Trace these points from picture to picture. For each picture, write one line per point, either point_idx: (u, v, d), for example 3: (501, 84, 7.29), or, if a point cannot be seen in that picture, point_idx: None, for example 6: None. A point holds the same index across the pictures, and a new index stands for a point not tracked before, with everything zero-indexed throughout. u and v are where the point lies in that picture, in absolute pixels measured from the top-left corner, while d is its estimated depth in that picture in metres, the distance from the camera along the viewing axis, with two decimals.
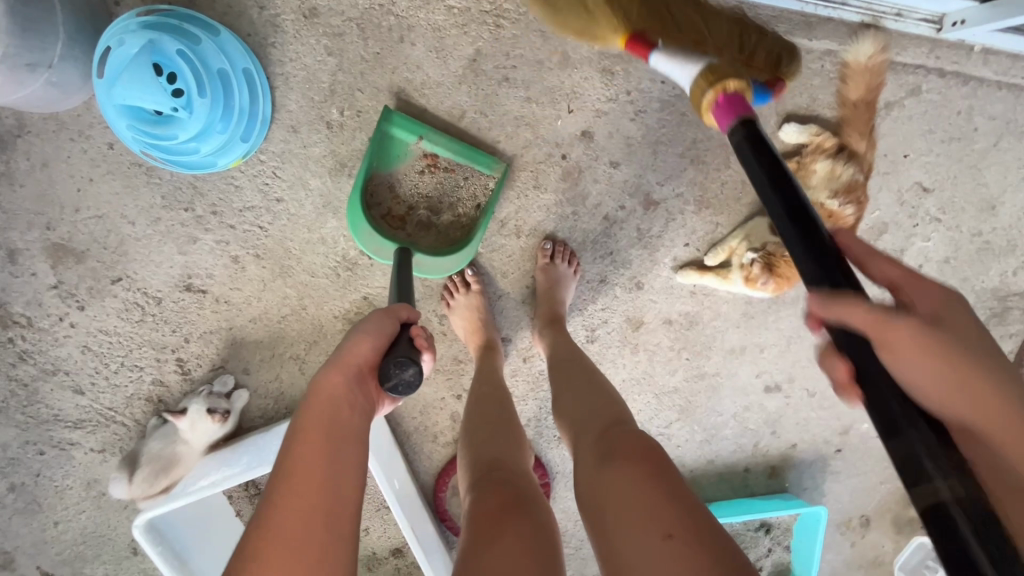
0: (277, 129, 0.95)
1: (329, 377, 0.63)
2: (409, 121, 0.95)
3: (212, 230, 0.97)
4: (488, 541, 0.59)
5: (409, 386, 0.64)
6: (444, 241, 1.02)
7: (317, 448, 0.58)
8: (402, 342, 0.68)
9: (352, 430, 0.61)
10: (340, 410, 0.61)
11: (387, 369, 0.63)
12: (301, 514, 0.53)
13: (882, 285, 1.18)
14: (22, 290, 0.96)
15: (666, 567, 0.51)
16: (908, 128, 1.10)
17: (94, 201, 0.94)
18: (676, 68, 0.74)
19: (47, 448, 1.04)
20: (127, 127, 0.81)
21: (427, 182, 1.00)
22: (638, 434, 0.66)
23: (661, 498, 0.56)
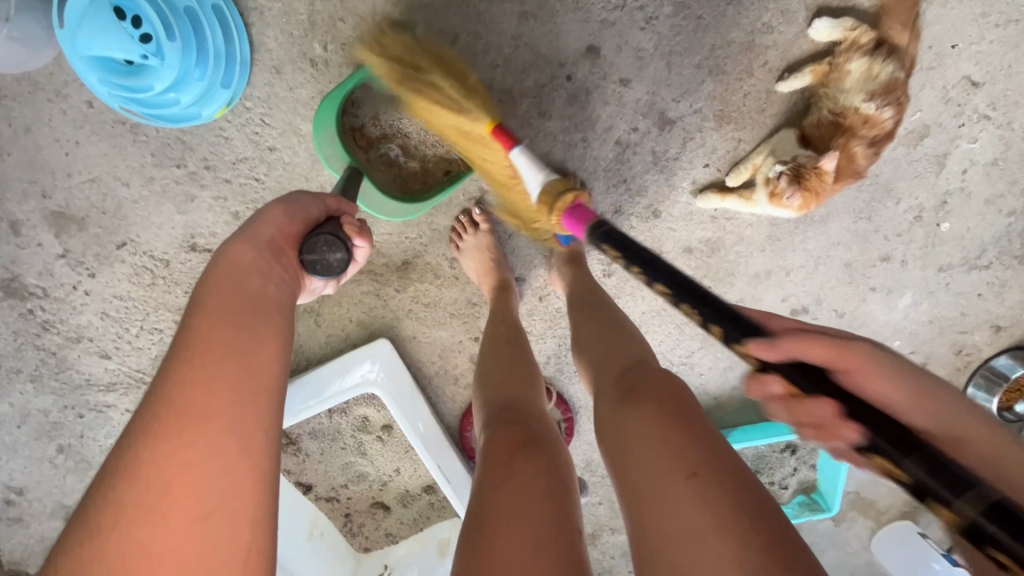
0: (259, 71, 0.89)
1: (241, 248, 0.63)
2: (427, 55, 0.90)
3: (208, 186, 0.94)
4: (501, 477, 0.60)
5: (328, 268, 0.68)
6: (397, 185, 0.98)
7: (232, 314, 0.58)
8: (333, 224, 0.70)
9: (265, 302, 0.61)
10: (251, 278, 0.61)
11: (318, 245, 0.67)
12: (227, 383, 0.54)
13: (921, 194, 1.10)
14: (31, 261, 0.96)
15: (683, 506, 0.51)
16: (956, 13, 0.98)
17: (84, 164, 0.91)
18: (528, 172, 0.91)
19: (86, 411, 1.08)
20: (100, 82, 0.76)
21: (411, 122, 0.95)
22: (660, 374, 0.64)
23: (683, 440, 0.55)
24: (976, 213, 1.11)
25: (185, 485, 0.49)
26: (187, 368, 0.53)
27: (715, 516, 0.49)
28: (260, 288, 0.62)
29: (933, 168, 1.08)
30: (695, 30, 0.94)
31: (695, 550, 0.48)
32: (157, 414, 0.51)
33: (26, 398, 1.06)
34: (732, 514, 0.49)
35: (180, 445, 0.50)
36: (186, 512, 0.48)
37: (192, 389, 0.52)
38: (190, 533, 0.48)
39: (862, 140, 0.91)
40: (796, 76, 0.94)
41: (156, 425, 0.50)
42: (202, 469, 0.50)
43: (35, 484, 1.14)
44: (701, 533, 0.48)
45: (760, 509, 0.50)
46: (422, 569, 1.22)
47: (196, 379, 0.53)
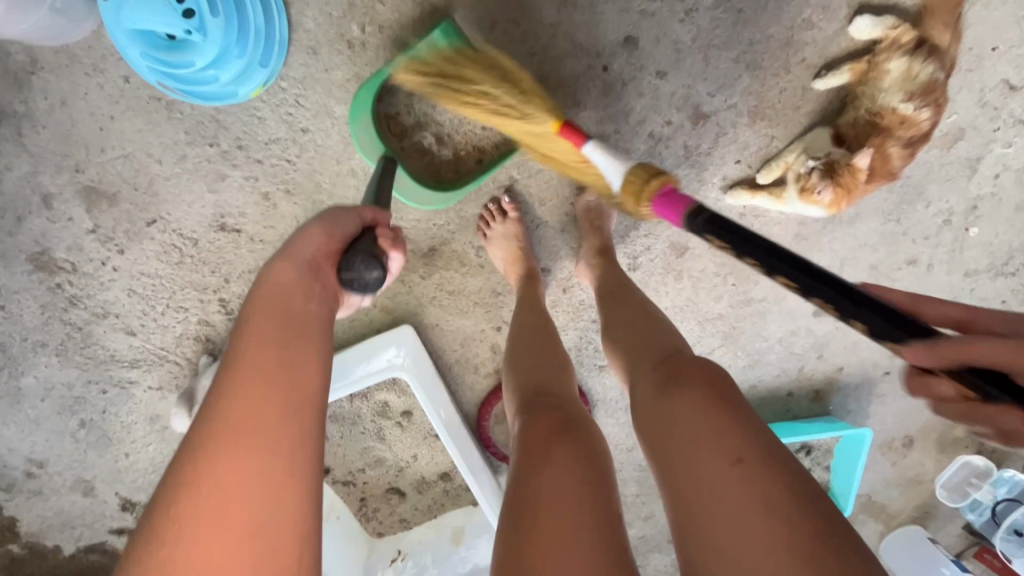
0: (296, 51, 0.88)
1: (285, 267, 0.66)
2: (463, 43, 0.89)
3: (240, 165, 0.94)
4: (540, 462, 0.60)
5: (365, 285, 0.68)
6: (430, 174, 0.98)
7: (275, 334, 0.60)
8: (370, 237, 0.71)
9: (308, 319, 0.63)
10: (295, 297, 0.64)
11: (354, 264, 0.67)
12: (265, 399, 0.56)
13: (952, 198, 1.09)
14: (61, 236, 0.96)
15: (730, 492, 0.50)
16: (999, 15, 0.96)
17: (118, 139, 0.91)
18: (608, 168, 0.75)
19: (109, 386, 1.09)
20: (141, 56, 0.76)
21: (447, 110, 0.94)
22: (702, 361, 0.63)
23: (729, 426, 0.54)
24: (1005, 219, 1.11)
25: (235, 484, 0.52)
26: (232, 386, 0.56)
27: (764, 502, 0.49)
28: (302, 302, 0.64)
29: (965, 172, 1.07)
30: (735, 24, 0.93)
31: (744, 536, 0.48)
32: (206, 431, 0.54)
33: (50, 372, 1.07)
34: (777, 502, 0.49)
35: (229, 446, 0.53)
36: (234, 525, 0.51)
37: (242, 395, 0.56)
38: (238, 542, 0.50)
39: (898, 140, 0.91)
40: (834, 73, 0.94)
41: (203, 441, 0.53)
42: (245, 482, 0.52)
43: (56, 458, 1.15)
44: (746, 520, 0.49)
45: (809, 497, 0.50)
46: (435, 557, 1.24)
47: (245, 385, 0.56)
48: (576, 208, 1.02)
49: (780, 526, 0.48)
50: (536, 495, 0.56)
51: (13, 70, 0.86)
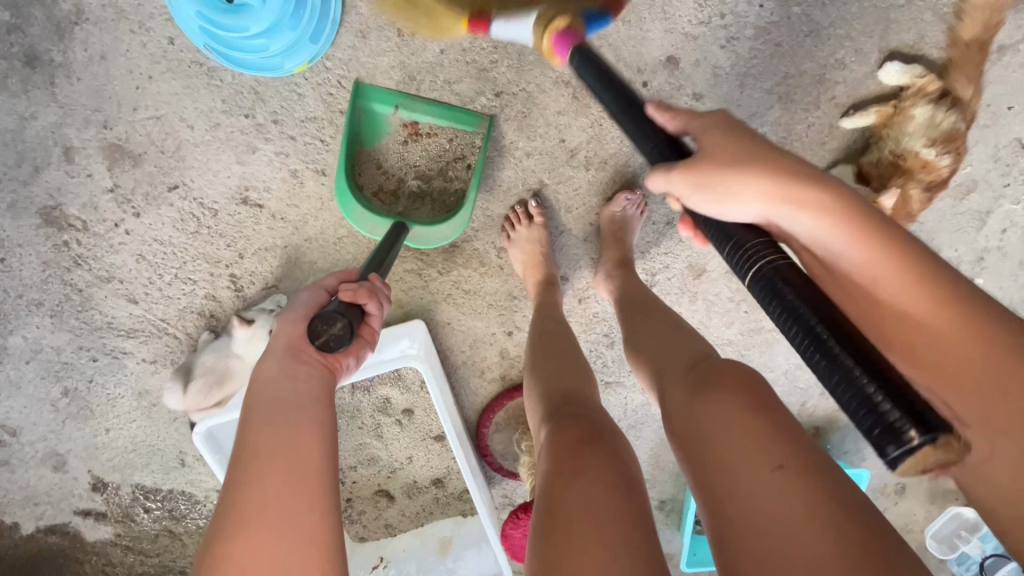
0: (346, 33, 0.89)
1: (267, 363, 0.66)
2: (384, 91, 0.92)
3: (272, 140, 0.93)
4: (571, 473, 0.58)
5: (342, 338, 0.66)
6: (440, 210, 0.99)
7: (272, 415, 0.61)
8: (335, 303, 0.70)
9: (299, 399, 0.63)
10: (281, 383, 0.64)
11: (317, 326, 0.66)
12: (270, 478, 0.56)
13: (961, 249, 1.12)
14: (77, 192, 0.93)
15: (773, 501, 0.49)
16: (1018, 76, 1.01)
17: (152, 100, 0.89)
18: (519, 31, 0.74)
19: (100, 355, 1.04)
20: (196, 15, 0.79)
21: (410, 155, 0.97)
22: (734, 366, 0.62)
23: (768, 432, 0.53)
24: (1009, 273, 1.14)
25: (253, 568, 0.52)
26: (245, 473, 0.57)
27: (809, 507, 0.48)
28: (290, 390, 0.63)
29: (974, 224, 1.10)
30: (772, 56, 0.96)
31: (793, 544, 0.46)
32: (225, 521, 0.54)
33: (41, 333, 1.02)
34: (826, 506, 0.48)
35: (246, 531, 0.53)
36: None
37: (250, 480, 0.56)
38: None
39: (918, 184, 0.94)
40: (862, 114, 0.97)
41: (224, 531, 0.53)
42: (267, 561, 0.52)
43: (30, 427, 1.08)
44: (796, 532, 0.47)
45: (857, 504, 0.48)
46: (419, 566, 1.18)
47: (252, 474, 0.57)
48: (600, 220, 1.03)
49: (834, 535, 0.46)
50: (570, 511, 0.54)
51: (57, 17, 0.85)
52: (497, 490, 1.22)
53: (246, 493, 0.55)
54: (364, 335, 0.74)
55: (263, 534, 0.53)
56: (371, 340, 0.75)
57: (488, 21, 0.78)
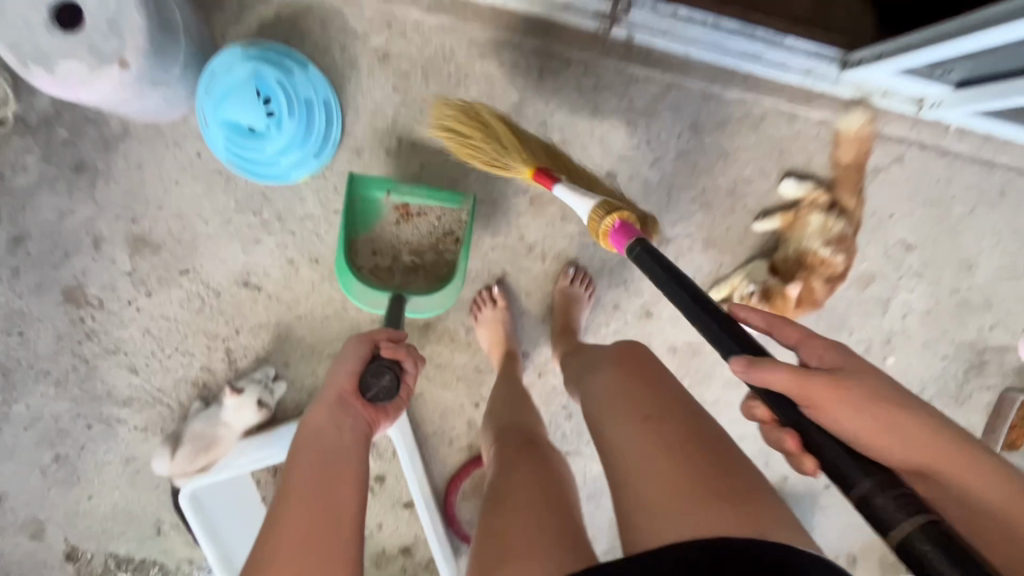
0: (343, 151, 1.08)
1: (316, 411, 0.76)
2: (374, 181, 1.06)
3: (275, 233, 1.09)
4: (511, 468, 0.76)
5: (388, 390, 0.78)
6: (434, 281, 1.10)
7: (316, 454, 0.70)
8: (379, 358, 0.80)
9: (342, 443, 0.73)
10: (329, 430, 0.73)
11: (367, 379, 0.78)
12: (308, 508, 0.65)
13: (869, 331, 1.30)
14: (100, 274, 1.07)
15: (637, 438, 0.66)
16: (894, 191, 1.23)
17: (176, 200, 1.06)
18: (577, 203, 0.89)
19: (95, 422, 1.13)
20: (222, 139, 0.95)
21: (403, 233, 1.10)
22: (616, 346, 0.82)
23: (639, 386, 0.71)
24: (914, 352, 1.32)
25: None
26: (285, 504, 0.66)
27: (667, 440, 0.64)
28: (336, 435, 0.73)
29: (878, 310, 1.29)
30: (692, 173, 1.18)
31: (653, 462, 0.63)
32: (264, 542, 0.63)
33: (43, 401, 1.11)
34: (679, 438, 0.64)
35: (288, 549, 0.61)
36: None
37: (292, 506, 0.65)
38: None
39: (819, 277, 1.14)
40: (768, 219, 1.18)
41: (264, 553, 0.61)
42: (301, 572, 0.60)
43: (17, 493, 1.14)
44: (658, 456, 0.63)
45: (703, 434, 0.65)
46: None
47: (291, 501, 0.66)
48: (554, 296, 1.18)
49: (682, 455, 0.62)
50: (508, 495, 0.70)
51: (105, 134, 1.03)
52: (463, 561, 1.27)
53: (281, 527, 0.63)
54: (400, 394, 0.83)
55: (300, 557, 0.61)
56: (406, 400, 0.84)
57: (553, 179, 0.93)
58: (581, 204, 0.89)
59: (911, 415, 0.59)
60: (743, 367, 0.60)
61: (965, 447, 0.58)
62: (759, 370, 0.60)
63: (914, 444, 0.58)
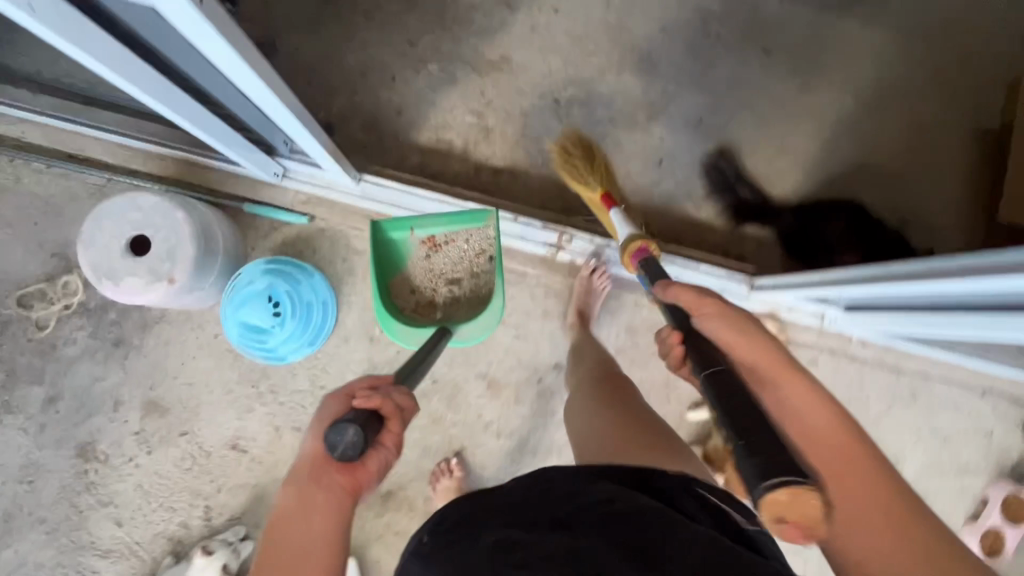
0: (334, 337, 1.28)
1: (287, 490, 0.66)
2: (398, 220, 1.20)
3: (267, 404, 1.27)
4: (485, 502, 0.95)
5: (359, 448, 0.64)
6: (475, 305, 1.24)
7: (282, 549, 0.64)
8: (351, 412, 0.68)
9: (310, 534, 0.64)
10: (293, 523, 0.65)
11: (331, 438, 0.64)
12: None
13: None
14: (111, 433, 1.24)
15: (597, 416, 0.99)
16: None
17: (189, 371, 1.26)
18: (619, 228, 1.13)
19: (72, 572, 1.22)
20: (236, 333, 1.17)
21: (433, 263, 1.25)
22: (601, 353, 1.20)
23: (605, 390, 1.06)
24: None
25: None
26: None
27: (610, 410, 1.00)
28: (305, 534, 0.64)
29: None
30: (632, 366, 1.36)
31: (599, 427, 0.97)
32: None
33: (31, 548, 1.22)
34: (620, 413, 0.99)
35: None
36: None
37: None
38: None
39: None
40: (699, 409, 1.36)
41: None
42: None
43: None
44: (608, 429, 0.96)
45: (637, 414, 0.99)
46: None
47: None
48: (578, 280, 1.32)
49: (624, 427, 0.95)
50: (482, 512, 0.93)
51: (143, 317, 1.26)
52: None
53: None
54: (384, 444, 0.70)
55: None
56: (395, 450, 0.70)
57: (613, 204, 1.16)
58: (621, 229, 1.12)
59: (791, 387, 0.69)
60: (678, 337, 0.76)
61: (839, 426, 0.68)
62: (671, 295, 0.79)
63: (798, 408, 0.68)
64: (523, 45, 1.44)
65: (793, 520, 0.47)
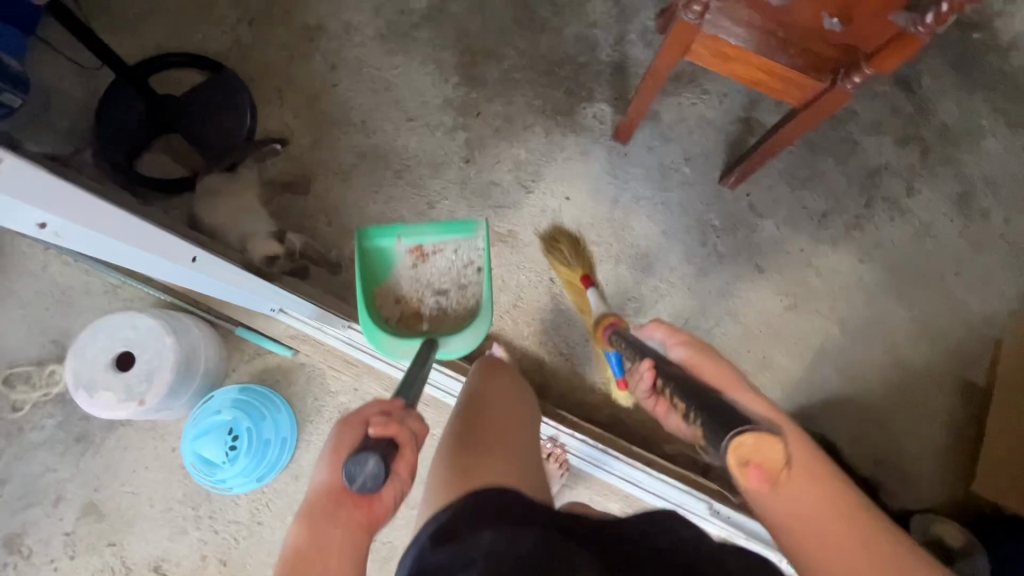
0: (284, 474, 1.28)
1: (314, 501, 0.82)
2: (384, 230, 1.29)
3: (201, 529, 1.26)
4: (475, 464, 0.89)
5: (377, 476, 0.78)
6: (463, 319, 1.30)
7: (304, 547, 0.78)
8: (369, 436, 0.83)
9: (332, 548, 0.78)
10: (323, 532, 0.79)
11: (353, 469, 0.78)
12: None
13: None
14: (44, 529, 1.25)
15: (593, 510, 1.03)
16: None
17: (136, 481, 1.27)
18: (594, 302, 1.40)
19: None
20: (190, 459, 1.21)
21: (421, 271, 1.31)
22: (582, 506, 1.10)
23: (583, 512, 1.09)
24: None
25: None
26: None
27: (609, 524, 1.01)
28: (323, 541, 0.79)
29: None
30: None
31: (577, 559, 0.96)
32: None
33: None
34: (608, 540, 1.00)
35: None
36: None
37: None
38: None
39: None
40: None
41: None
42: None
43: None
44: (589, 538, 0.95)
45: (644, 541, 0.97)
46: None
47: None
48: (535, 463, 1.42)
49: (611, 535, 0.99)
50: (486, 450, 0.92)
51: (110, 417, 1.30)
52: None
53: None
54: (398, 472, 0.83)
55: None
56: (404, 476, 0.85)
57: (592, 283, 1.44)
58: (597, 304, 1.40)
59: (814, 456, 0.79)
60: (649, 368, 0.96)
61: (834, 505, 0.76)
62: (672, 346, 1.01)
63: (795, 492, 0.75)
64: (533, 223, 1.56)
65: (757, 461, 0.69)
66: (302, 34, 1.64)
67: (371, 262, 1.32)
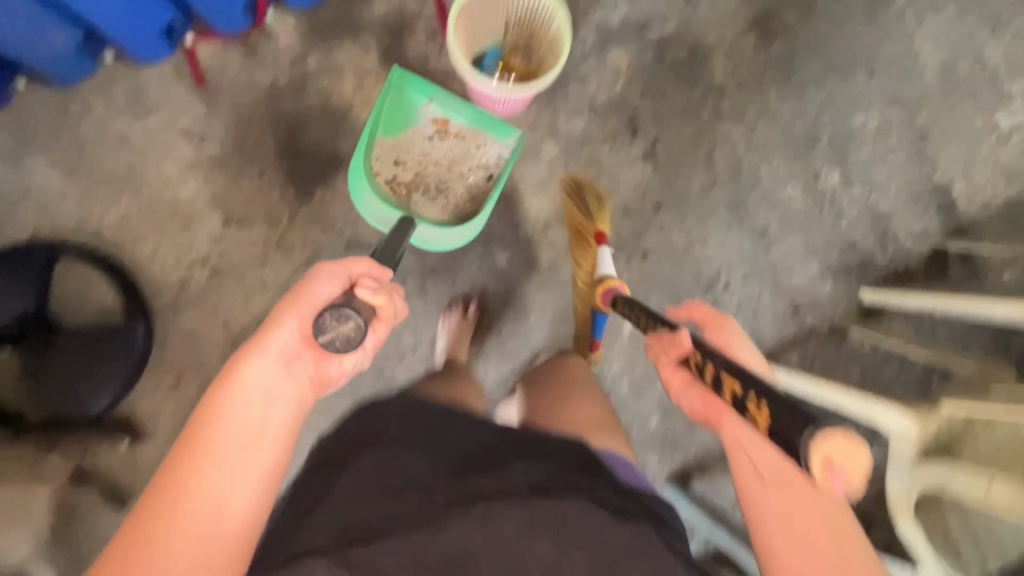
0: None
1: (271, 342, 0.71)
2: (417, 84, 1.26)
3: None
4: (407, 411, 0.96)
5: (350, 342, 0.72)
6: (443, 217, 1.32)
7: (224, 426, 0.65)
8: (351, 296, 0.74)
9: (276, 404, 0.69)
10: (264, 392, 0.69)
11: (325, 323, 0.72)
12: (214, 458, 0.62)
13: None
14: None
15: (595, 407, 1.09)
16: None
17: None
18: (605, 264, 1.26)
19: None
20: None
21: (435, 145, 1.32)
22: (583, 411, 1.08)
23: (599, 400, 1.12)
24: None
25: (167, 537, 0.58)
26: (184, 454, 0.62)
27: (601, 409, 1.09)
28: (265, 390, 0.69)
29: None
30: None
31: (583, 404, 1.09)
32: (172, 459, 0.62)
33: None
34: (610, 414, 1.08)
35: (193, 479, 0.61)
36: None
37: (191, 448, 0.63)
38: None
39: None
40: None
41: (159, 482, 0.61)
42: (196, 522, 0.59)
43: None
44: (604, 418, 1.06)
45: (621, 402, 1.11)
46: None
47: (186, 450, 0.62)
48: None
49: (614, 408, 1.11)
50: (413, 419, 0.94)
51: None
52: None
53: (184, 473, 0.61)
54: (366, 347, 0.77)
55: (208, 488, 0.61)
56: (381, 331, 0.78)
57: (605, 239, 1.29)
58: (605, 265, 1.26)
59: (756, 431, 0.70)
60: (689, 339, 0.80)
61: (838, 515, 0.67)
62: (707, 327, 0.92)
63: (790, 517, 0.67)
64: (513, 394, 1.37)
65: (847, 470, 0.52)
66: (253, 328, 1.27)
67: (391, 106, 1.29)
